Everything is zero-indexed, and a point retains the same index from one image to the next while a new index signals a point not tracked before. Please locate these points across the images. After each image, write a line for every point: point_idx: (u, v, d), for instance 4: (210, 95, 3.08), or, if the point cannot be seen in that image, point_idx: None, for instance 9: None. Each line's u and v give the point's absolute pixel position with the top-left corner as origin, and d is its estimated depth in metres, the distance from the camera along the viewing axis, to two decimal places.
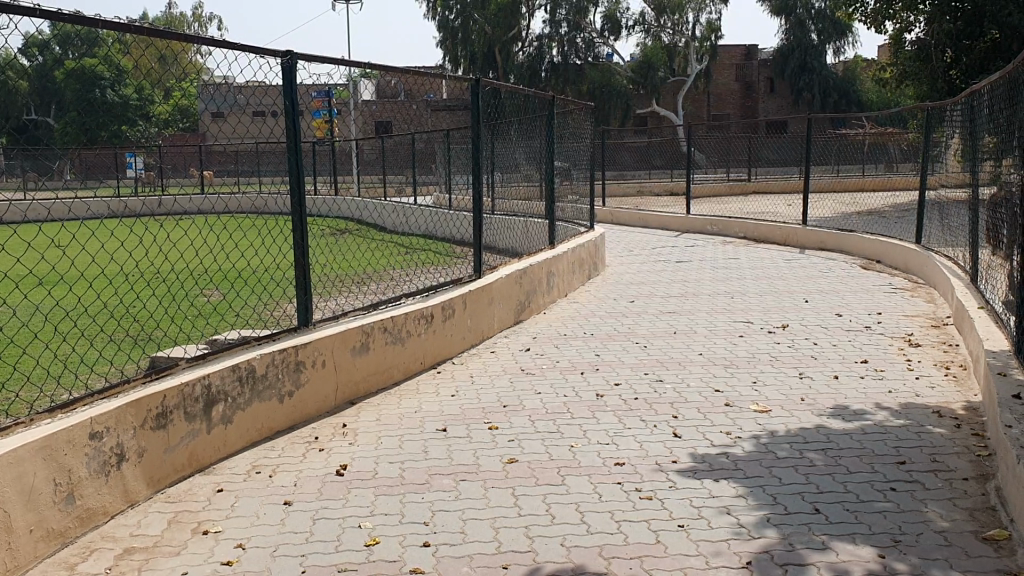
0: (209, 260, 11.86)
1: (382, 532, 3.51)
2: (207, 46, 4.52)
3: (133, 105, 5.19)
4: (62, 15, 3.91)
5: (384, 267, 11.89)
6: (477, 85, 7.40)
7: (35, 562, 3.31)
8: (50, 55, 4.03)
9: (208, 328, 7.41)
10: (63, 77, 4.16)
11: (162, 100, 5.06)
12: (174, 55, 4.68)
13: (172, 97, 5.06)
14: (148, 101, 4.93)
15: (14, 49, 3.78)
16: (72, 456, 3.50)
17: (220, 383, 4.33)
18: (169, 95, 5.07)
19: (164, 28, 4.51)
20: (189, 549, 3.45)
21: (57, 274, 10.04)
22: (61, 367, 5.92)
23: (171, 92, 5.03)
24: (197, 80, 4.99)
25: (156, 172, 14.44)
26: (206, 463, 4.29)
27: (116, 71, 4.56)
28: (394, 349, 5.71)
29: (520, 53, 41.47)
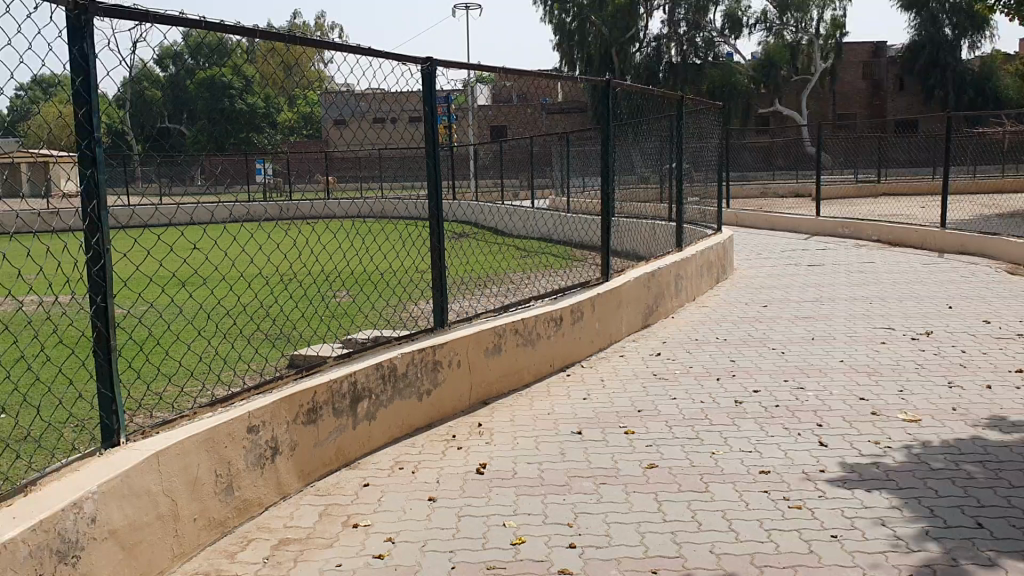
0: (338, 264, 12.28)
1: (528, 532, 3.54)
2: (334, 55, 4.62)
3: (259, 113, 5.29)
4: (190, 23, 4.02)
5: (507, 269, 12.03)
6: (606, 88, 7.42)
7: (198, 550, 3.46)
8: (183, 64, 4.21)
9: (340, 328, 7.70)
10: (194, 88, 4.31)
11: (287, 107, 5.17)
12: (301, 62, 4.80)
13: (296, 105, 5.17)
14: (273, 108, 5.05)
15: (148, 62, 3.93)
16: (232, 448, 3.65)
17: (364, 380, 4.45)
18: (293, 103, 5.17)
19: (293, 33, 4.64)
20: (341, 542, 3.55)
21: (195, 278, 10.54)
22: (208, 365, 6.23)
23: (296, 101, 5.15)
24: (323, 88, 5.09)
25: (284, 176, 14.94)
26: (351, 459, 4.42)
27: (244, 79, 4.69)
28: (525, 351, 5.75)
29: (638, 53, 41.28)
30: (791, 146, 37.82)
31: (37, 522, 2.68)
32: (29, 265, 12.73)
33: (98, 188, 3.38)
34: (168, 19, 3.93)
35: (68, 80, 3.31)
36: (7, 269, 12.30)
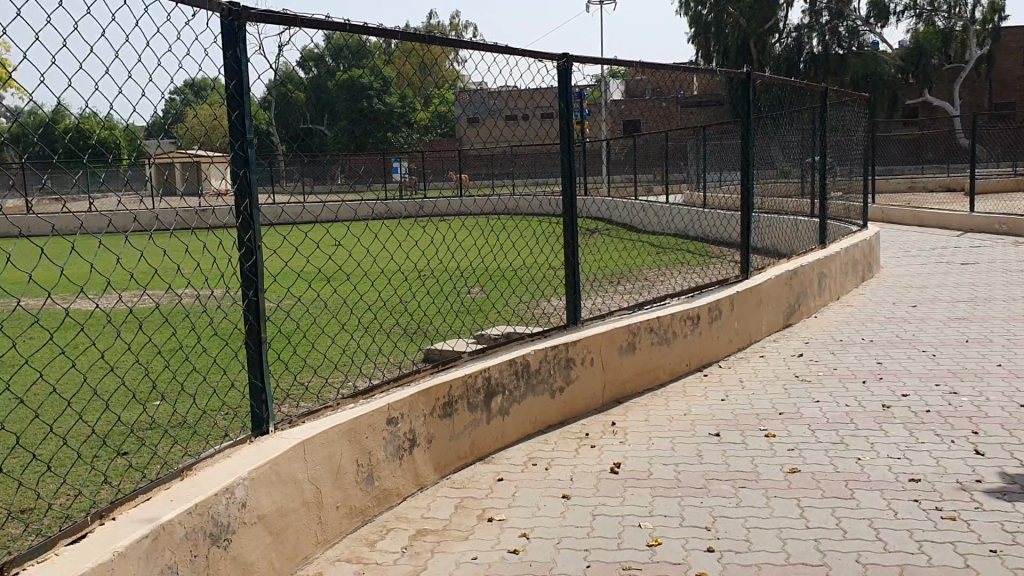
0: (472, 262, 12.47)
1: (664, 533, 3.49)
2: (469, 52, 4.68)
3: (397, 113, 5.41)
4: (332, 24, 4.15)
5: (640, 267, 11.92)
6: (746, 80, 7.22)
7: (340, 537, 3.57)
8: (324, 65, 4.35)
9: (473, 323, 7.81)
10: (335, 88, 4.45)
11: (423, 107, 5.27)
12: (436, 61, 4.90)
13: (432, 104, 5.26)
14: (410, 108, 5.15)
15: (292, 64, 4.09)
16: (372, 439, 3.74)
17: (498, 375, 4.49)
18: (429, 103, 5.26)
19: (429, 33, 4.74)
20: (476, 535, 3.59)
21: (337, 275, 10.92)
22: (347, 358, 6.45)
23: (431, 101, 5.24)
24: (457, 87, 5.15)
25: (420, 173, 15.25)
26: (486, 453, 4.47)
27: (384, 78, 4.81)
28: (660, 349, 5.68)
29: (777, 45, 40.21)
30: (942, 138, 35.98)
31: (192, 505, 2.81)
32: (186, 261, 13.49)
33: (249, 186, 3.53)
34: (312, 23, 4.07)
35: (222, 84, 3.48)
36: (166, 265, 13.07)
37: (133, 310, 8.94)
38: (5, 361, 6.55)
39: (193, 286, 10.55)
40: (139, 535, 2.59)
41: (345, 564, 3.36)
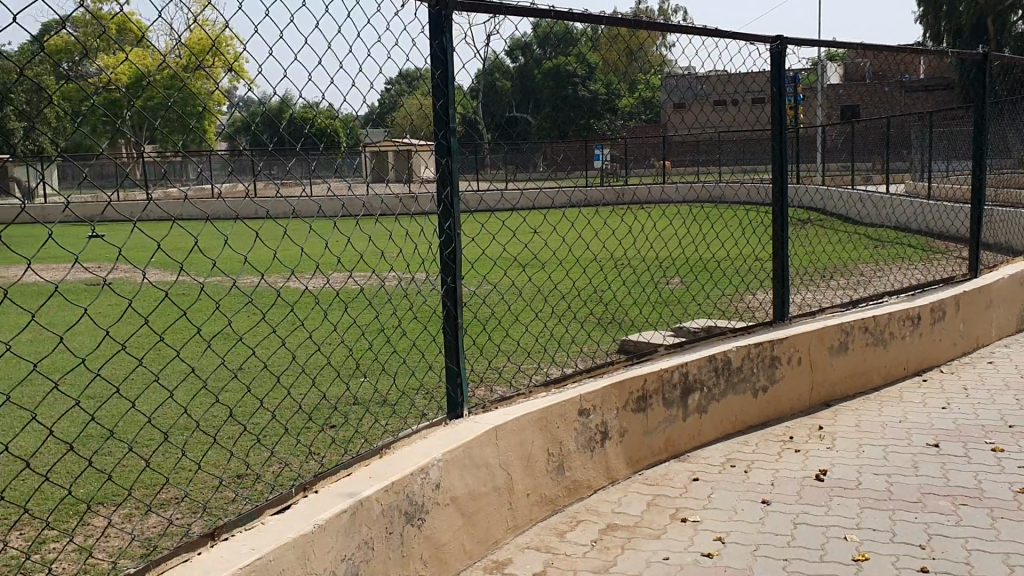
0: (673, 253, 12.25)
1: (872, 548, 3.24)
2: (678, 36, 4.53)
3: (602, 100, 5.33)
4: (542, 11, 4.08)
5: (853, 261, 11.29)
6: (983, 60, 6.61)
7: (530, 524, 3.55)
8: (531, 54, 4.30)
9: (671, 315, 7.66)
10: (541, 77, 4.42)
11: (628, 94, 5.16)
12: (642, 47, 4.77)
13: (637, 91, 5.15)
14: (614, 96, 5.07)
15: (500, 53, 4.07)
16: (564, 430, 3.70)
17: (697, 371, 4.33)
18: (635, 89, 5.15)
19: (633, 19, 4.62)
20: (669, 534, 3.48)
21: (536, 263, 11.04)
22: (544, 345, 6.48)
23: (637, 87, 5.12)
24: (663, 72, 5.01)
25: (623, 161, 15.12)
26: (681, 450, 4.33)
27: (590, 66, 4.74)
28: (874, 350, 5.31)
29: (1020, 23, 36.89)
30: None
31: (389, 483, 2.87)
32: (391, 246, 14.05)
33: (451, 175, 3.56)
34: (519, 11, 4.03)
35: (429, 74, 3.52)
36: (373, 248, 13.65)
37: (341, 292, 9.39)
38: (228, 335, 7.05)
39: (397, 270, 10.96)
40: (338, 510, 2.66)
41: (534, 552, 3.34)
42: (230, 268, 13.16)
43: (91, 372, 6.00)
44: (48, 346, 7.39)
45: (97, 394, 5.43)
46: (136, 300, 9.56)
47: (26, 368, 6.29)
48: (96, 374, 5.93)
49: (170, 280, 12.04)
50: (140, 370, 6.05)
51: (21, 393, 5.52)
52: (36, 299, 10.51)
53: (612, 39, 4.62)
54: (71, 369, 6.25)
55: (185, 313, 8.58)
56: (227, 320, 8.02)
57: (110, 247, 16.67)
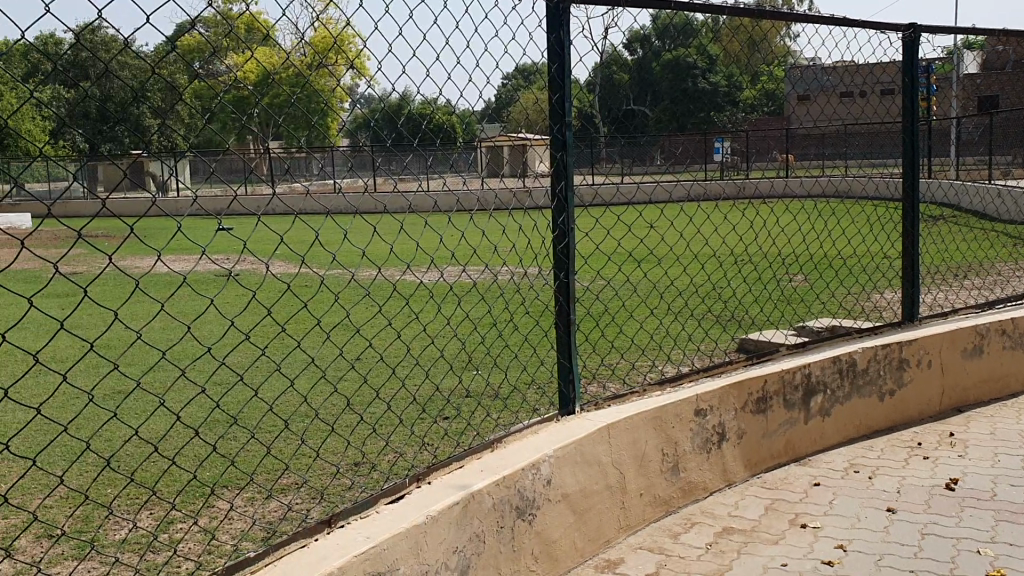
0: (795, 249, 11.91)
1: (1008, 565, 3.05)
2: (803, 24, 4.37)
3: (722, 92, 5.21)
4: (666, 4, 3.95)
5: (989, 259, 10.73)
6: None
7: (643, 525, 3.50)
8: (650, 46, 4.22)
9: (792, 314, 7.44)
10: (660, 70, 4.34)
11: (750, 87, 5.02)
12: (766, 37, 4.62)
13: (760, 83, 5.00)
14: (736, 88, 4.94)
15: (617, 46, 4.01)
16: (679, 429, 3.62)
17: (819, 373, 4.18)
18: (757, 81, 5.00)
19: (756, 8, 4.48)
20: (787, 540, 3.36)
21: (652, 259, 10.91)
22: (658, 342, 6.39)
23: (759, 79, 4.98)
24: (787, 63, 4.85)
25: (743, 155, 14.78)
26: (802, 454, 4.18)
27: (710, 58, 4.63)
28: (1012, 354, 5.01)
29: None
30: None
31: (501, 477, 2.86)
32: (506, 241, 14.14)
33: (566, 169, 3.47)
34: (640, 3, 3.93)
35: (544, 67, 3.47)
36: (487, 242, 13.76)
37: (456, 285, 9.50)
38: (346, 327, 7.22)
39: (511, 264, 11.01)
40: (450, 502, 2.67)
41: (646, 553, 3.29)
42: (350, 261, 13.50)
43: (217, 360, 6.25)
44: (179, 334, 7.74)
45: (223, 380, 5.65)
46: (262, 292, 9.92)
47: (159, 356, 6.61)
48: (222, 363, 6.18)
49: (293, 271, 12.43)
50: (263, 359, 6.27)
51: (153, 379, 5.80)
52: (169, 288, 11.02)
53: (734, 29, 4.47)
54: (199, 356, 6.53)
55: (305, 304, 8.84)
56: (346, 311, 8.22)
57: (238, 239, 17.33)
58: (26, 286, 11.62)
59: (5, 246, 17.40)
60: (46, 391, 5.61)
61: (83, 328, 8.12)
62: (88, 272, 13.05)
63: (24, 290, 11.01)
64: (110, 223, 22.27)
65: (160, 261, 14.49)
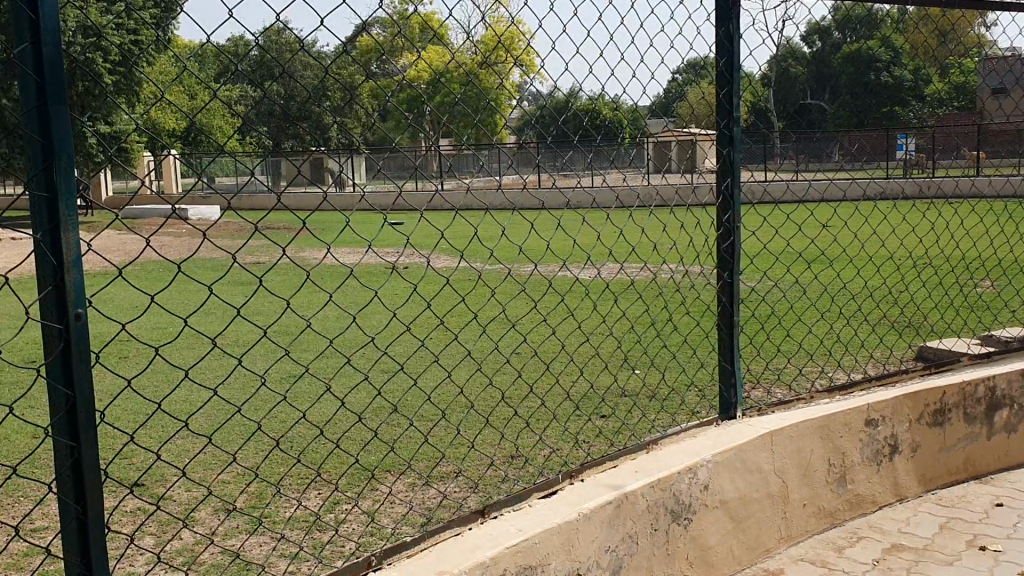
0: (982, 252, 11.18)
1: None
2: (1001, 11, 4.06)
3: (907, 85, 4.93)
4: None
5: None
6: None
7: (805, 536, 3.36)
8: (829, 38, 4.04)
9: (977, 321, 6.99)
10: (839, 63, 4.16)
11: (939, 80, 4.73)
12: (957, 26, 4.30)
13: (950, 76, 4.70)
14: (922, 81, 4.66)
15: (795, 39, 3.85)
16: (848, 439, 3.46)
17: (1005, 386, 3.89)
18: (947, 73, 4.70)
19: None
20: (964, 562, 3.15)
21: (824, 260, 10.52)
22: (826, 346, 6.15)
23: (949, 71, 4.67)
24: (981, 54, 4.53)
25: (928, 152, 13.98)
26: (983, 471, 3.91)
27: (894, 50, 4.39)
28: None
29: None
30: None
31: (656, 480, 2.82)
32: (670, 239, 13.97)
33: (733, 165, 3.32)
34: None
35: (712, 61, 3.30)
36: (648, 239, 13.62)
37: (617, 283, 9.47)
38: (506, 322, 7.34)
39: (671, 262, 10.86)
40: (604, 501, 2.65)
41: (808, 565, 3.15)
42: (513, 256, 13.70)
43: (380, 350, 6.48)
44: (349, 323, 8.07)
45: (387, 368, 5.86)
46: (428, 285, 10.21)
47: (327, 344, 6.92)
48: (385, 353, 6.40)
49: (455, 266, 12.71)
50: (425, 350, 6.46)
51: (321, 365, 6.08)
52: (338, 281, 11.51)
53: (922, 18, 4.21)
54: (365, 345, 6.79)
55: (467, 298, 9.04)
56: (507, 306, 8.35)
57: (404, 234, 17.89)
58: (211, 275, 12.42)
59: (196, 237, 18.68)
60: (226, 374, 5.98)
61: (260, 316, 8.59)
62: (268, 263, 13.82)
63: (210, 278, 11.78)
64: (286, 216, 23.49)
65: (332, 254, 15.15)
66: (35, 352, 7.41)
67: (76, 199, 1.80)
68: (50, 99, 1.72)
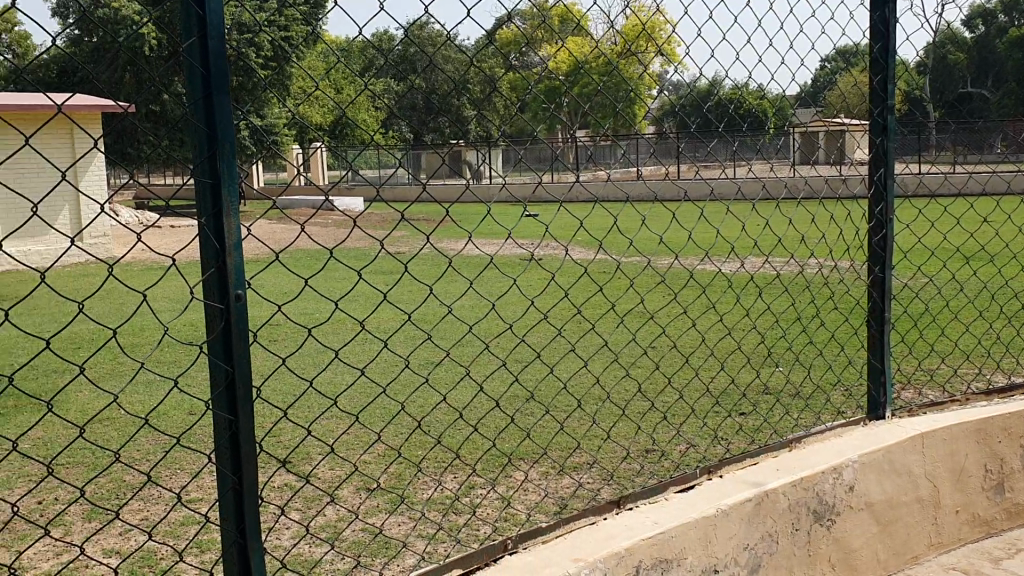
0: None
1: None
2: None
3: None
4: None
5: None
6: None
7: (958, 544, 3.19)
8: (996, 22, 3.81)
9: None
10: None
11: None
12: None
13: None
14: None
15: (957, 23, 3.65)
16: (1006, 445, 3.27)
17: None
18: None
19: None
20: None
21: (983, 257, 9.97)
22: (983, 348, 5.84)
23: None
24: None
25: None
26: None
27: None
28: None
29: None
30: None
31: (798, 478, 2.74)
32: (815, 233, 13.55)
33: (887, 155, 3.17)
34: None
35: (866, 48, 3.16)
36: (792, 234, 13.25)
37: (758, 277, 9.27)
38: (643, 313, 7.31)
39: (816, 257, 10.54)
40: (743, 497, 2.60)
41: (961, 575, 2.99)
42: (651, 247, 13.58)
43: (517, 339, 6.54)
44: (487, 311, 8.20)
45: (523, 356, 5.94)
46: (565, 276, 10.26)
47: (467, 331, 7.04)
48: (522, 342, 6.47)
49: (592, 257, 12.71)
50: (561, 339, 6.50)
51: (459, 352, 6.19)
52: (478, 270, 11.70)
53: None
54: (503, 334, 6.89)
55: (604, 289, 9.04)
56: (644, 298, 8.30)
57: (541, 224, 18.00)
58: (357, 262, 12.86)
59: (341, 227, 19.36)
60: (369, 358, 6.19)
61: (403, 302, 8.82)
62: (409, 252, 14.19)
63: (356, 266, 12.21)
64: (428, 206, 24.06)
65: (470, 244, 15.43)
66: (196, 332, 7.88)
67: (239, 186, 1.89)
68: (214, 90, 1.81)
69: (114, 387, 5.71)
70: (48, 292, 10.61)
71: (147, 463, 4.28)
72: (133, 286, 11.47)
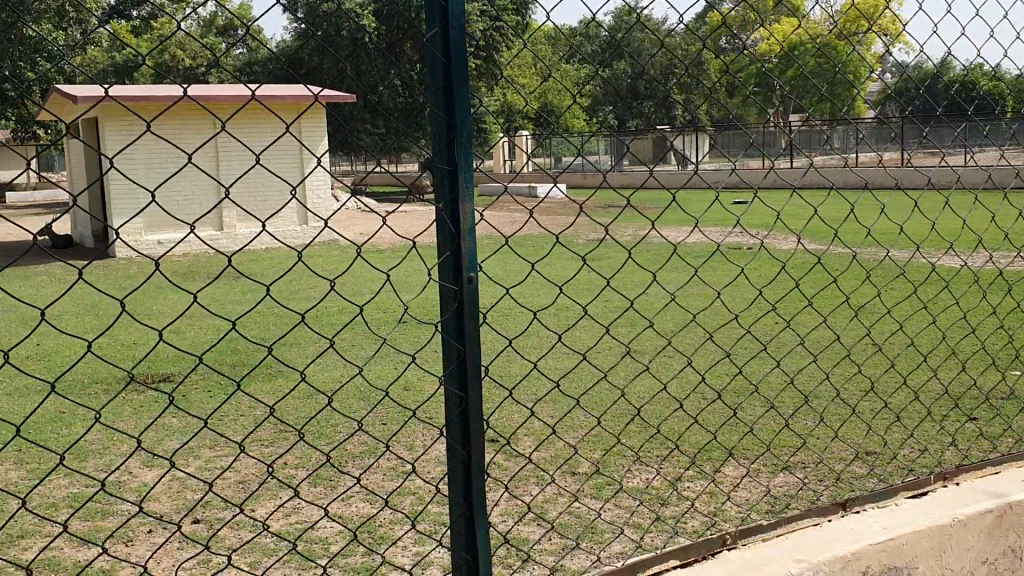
0: None
1: None
2: None
3: None
4: None
5: None
6: None
7: None
8: None
9: None
10: None
11: None
12: None
13: None
14: None
15: None
16: None
17: None
18: None
19: None
20: None
21: None
22: None
23: None
24: None
25: None
26: None
27: None
28: None
29: None
30: None
31: None
32: None
33: None
34: None
35: None
36: None
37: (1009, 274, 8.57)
38: (876, 310, 6.98)
39: None
40: (982, 508, 2.43)
41: None
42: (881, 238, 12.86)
43: (743, 330, 6.44)
44: (707, 301, 8.07)
45: (748, 348, 5.85)
46: (793, 267, 9.91)
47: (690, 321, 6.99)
48: (747, 333, 6.37)
49: (825, 249, 12.18)
50: (786, 332, 6.33)
51: (683, 341, 6.16)
52: (703, 259, 11.53)
53: None
54: (727, 324, 6.79)
55: (836, 282, 8.67)
56: (878, 292, 7.89)
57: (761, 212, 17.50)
58: (580, 249, 13.01)
59: (554, 213, 19.62)
60: (590, 344, 6.25)
61: (624, 289, 8.84)
62: (624, 240, 14.14)
63: (576, 251, 12.34)
64: (647, 193, 23.95)
65: (686, 232, 15.20)
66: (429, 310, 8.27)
67: (476, 174, 1.94)
68: (455, 81, 1.87)
69: (355, 361, 6.10)
70: (298, 270, 11.49)
71: (382, 433, 4.53)
72: (370, 264, 12.17)
